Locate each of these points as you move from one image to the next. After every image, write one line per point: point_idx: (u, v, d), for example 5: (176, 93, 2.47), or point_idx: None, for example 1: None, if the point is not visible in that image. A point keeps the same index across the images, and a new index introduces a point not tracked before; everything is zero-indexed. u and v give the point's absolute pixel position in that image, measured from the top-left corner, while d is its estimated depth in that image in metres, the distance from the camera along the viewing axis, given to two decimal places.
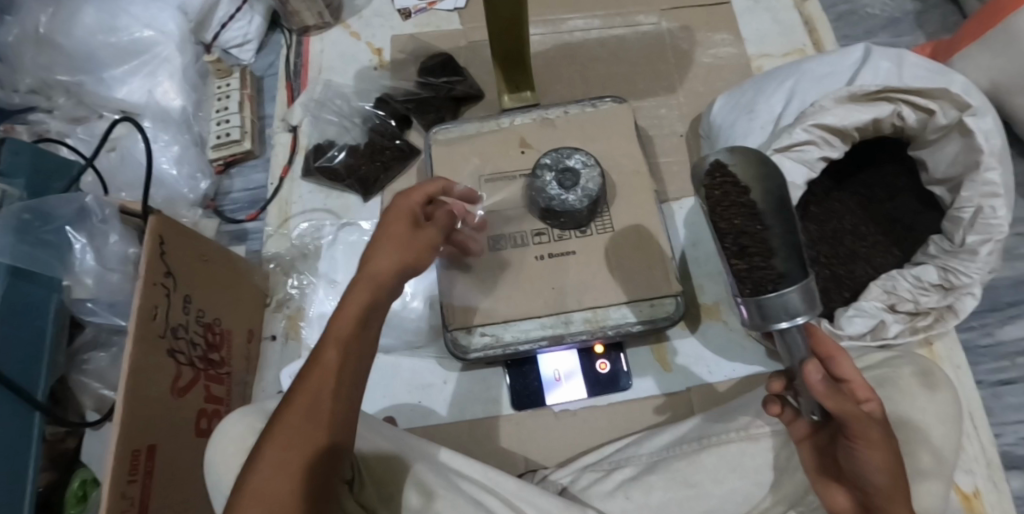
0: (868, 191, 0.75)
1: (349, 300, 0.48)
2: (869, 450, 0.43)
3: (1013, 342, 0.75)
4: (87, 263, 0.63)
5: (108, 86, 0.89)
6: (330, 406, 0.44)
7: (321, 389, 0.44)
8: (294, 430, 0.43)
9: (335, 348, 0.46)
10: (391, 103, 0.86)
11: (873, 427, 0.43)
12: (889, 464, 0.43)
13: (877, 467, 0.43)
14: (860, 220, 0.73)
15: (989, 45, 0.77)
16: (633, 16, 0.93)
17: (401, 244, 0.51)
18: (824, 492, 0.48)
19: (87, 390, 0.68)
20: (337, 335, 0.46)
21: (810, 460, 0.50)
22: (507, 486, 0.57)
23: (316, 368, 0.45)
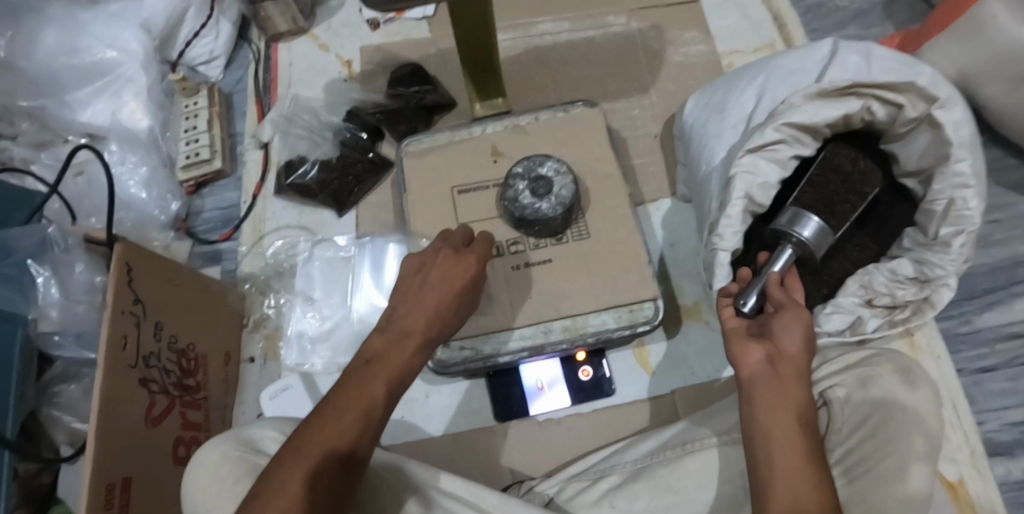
0: (846, 168, 0.70)
1: (400, 344, 0.49)
2: (793, 315, 0.50)
3: (991, 329, 0.76)
4: (52, 295, 0.62)
5: (72, 109, 0.87)
6: (363, 433, 0.44)
7: (357, 418, 0.45)
8: (325, 450, 0.43)
9: (383, 378, 0.47)
10: (359, 115, 0.84)
11: (799, 310, 0.51)
12: (804, 336, 0.49)
13: (799, 333, 0.49)
14: (845, 204, 0.68)
15: (955, 35, 0.77)
16: (603, 17, 0.93)
17: (451, 272, 0.53)
18: (740, 352, 0.50)
19: (59, 424, 0.67)
20: (387, 365, 0.47)
21: (754, 355, 0.49)
22: (489, 499, 0.54)
23: (359, 392, 0.46)
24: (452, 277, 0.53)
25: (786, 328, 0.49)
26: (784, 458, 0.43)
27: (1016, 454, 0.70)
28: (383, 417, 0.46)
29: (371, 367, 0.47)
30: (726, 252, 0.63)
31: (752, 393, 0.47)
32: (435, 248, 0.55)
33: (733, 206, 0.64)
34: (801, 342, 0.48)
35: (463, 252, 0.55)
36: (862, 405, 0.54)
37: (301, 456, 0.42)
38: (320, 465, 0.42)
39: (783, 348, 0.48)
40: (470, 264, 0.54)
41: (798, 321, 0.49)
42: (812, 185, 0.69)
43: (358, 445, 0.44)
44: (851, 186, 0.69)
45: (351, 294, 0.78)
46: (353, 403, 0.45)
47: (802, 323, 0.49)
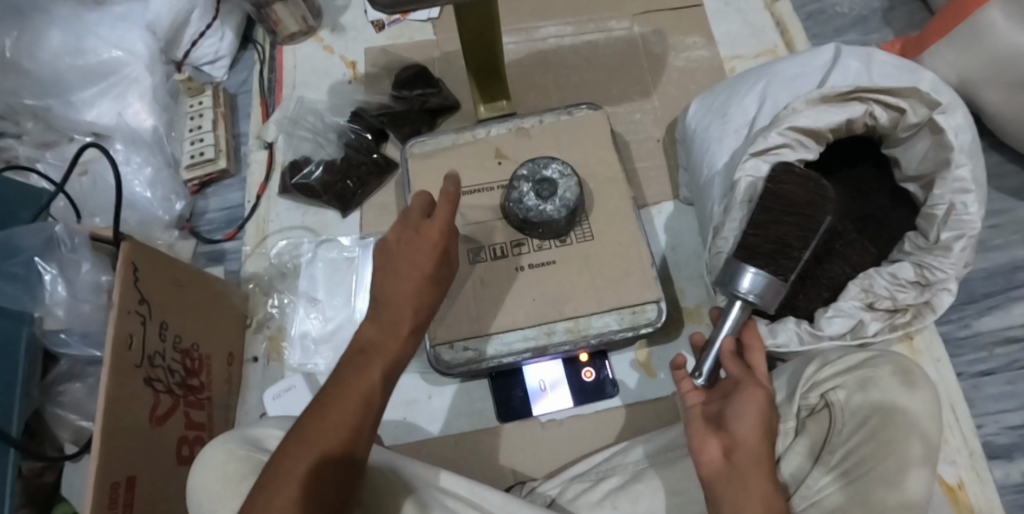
0: (795, 196, 0.59)
1: (390, 334, 0.47)
2: (749, 397, 0.49)
3: (990, 333, 0.76)
4: (59, 294, 0.62)
5: (76, 108, 0.87)
6: (362, 425, 0.45)
7: (357, 409, 0.45)
8: (324, 444, 0.43)
9: (379, 369, 0.46)
10: (365, 117, 0.86)
11: (756, 387, 0.49)
12: (762, 419, 0.48)
13: (754, 417, 0.48)
14: (798, 242, 0.57)
15: (954, 41, 0.78)
16: (605, 21, 0.93)
17: (423, 259, 0.48)
18: (698, 444, 0.49)
19: (64, 422, 0.67)
20: (383, 355, 0.47)
21: (714, 445, 0.48)
22: (492, 500, 0.54)
23: (358, 386, 0.45)
24: (426, 262, 0.48)
25: (740, 413, 0.48)
26: None
27: (1014, 457, 0.71)
28: (382, 405, 0.46)
29: (363, 359, 0.47)
30: None
31: (716, 489, 0.46)
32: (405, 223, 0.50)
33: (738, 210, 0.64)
34: (757, 429, 0.47)
35: (436, 222, 0.49)
36: (862, 408, 0.55)
37: (305, 450, 0.43)
38: (323, 461, 0.42)
39: (741, 434, 0.47)
40: (437, 244, 0.49)
41: (754, 407, 0.48)
42: (757, 226, 0.59)
43: (357, 439, 0.44)
44: (803, 211, 0.58)
45: (355, 295, 0.79)
46: (353, 396, 0.45)
47: (759, 403, 0.48)
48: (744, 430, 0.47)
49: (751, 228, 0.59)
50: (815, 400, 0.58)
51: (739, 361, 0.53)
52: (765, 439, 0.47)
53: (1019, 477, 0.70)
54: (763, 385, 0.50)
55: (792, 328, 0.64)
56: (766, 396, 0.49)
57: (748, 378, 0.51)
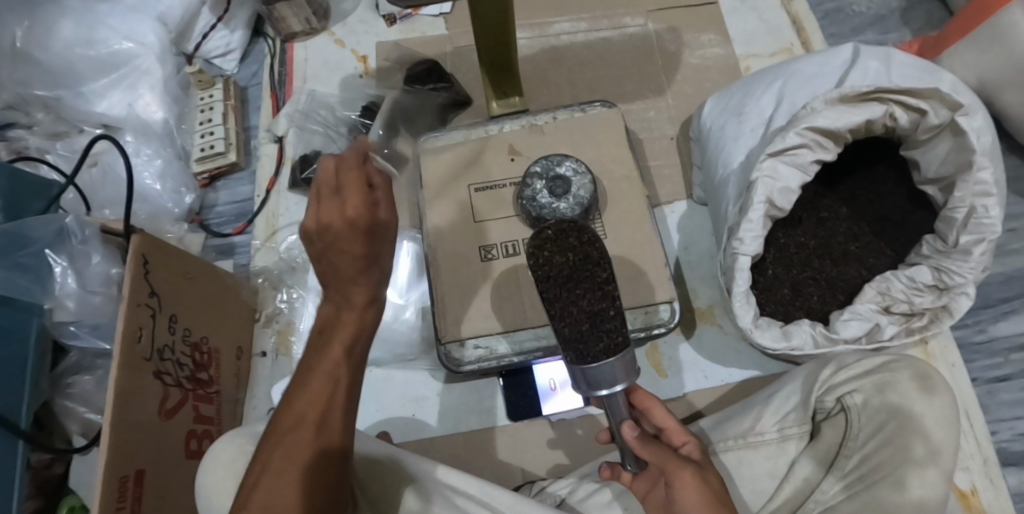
0: (559, 257, 0.42)
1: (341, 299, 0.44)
2: (680, 487, 0.45)
3: (1006, 338, 0.75)
4: (69, 286, 0.62)
5: (87, 99, 0.87)
6: (327, 408, 0.42)
7: (320, 393, 0.42)
8: (294, 439, 0.41)
9: (333, 345, 0.43)
10: (377, 112, 0.85)
11: (680, 470, 0.46)
12: (702, 499, 0.44)
13: (697, 504, 0.44)
14: (604, 305, 0.41)
15: (975, 42, 0.77)
16: (619, 18, 0.92)
17: (338, 223, 0.43)
18: None
19: (72, 414, 0.66)
20: (337, 335, 0.43)
21: None
22: (502, 499, 0.53)
23: (316, 372, 0.42)
24: (348, 226, 0.43)
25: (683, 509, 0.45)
26: None
27: None
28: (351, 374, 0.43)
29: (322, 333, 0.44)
30: (747, 257, 0.63)
31: None
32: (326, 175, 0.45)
33: (754, 210, 0.63)
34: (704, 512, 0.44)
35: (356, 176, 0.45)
36: (879, 411, 0.54)
37: (277, 451, 0.41)
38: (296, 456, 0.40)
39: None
40: (353, 205, 0.43)
41: (697, 500, 0.44)
42: (560, 316, 0.41)
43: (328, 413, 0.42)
44: (586, 271, 0.41)
45: None
46: (315, 385, 0.42)
47: (691, 485, 0.45)
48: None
49: (555, 319, 0.41)
50: (831, 403, 0.57)
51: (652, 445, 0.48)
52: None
53: None
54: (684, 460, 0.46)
55: (806, 331, 0.63)
56: (694, 474, 0.45)
57: (667, 461, 0.46)
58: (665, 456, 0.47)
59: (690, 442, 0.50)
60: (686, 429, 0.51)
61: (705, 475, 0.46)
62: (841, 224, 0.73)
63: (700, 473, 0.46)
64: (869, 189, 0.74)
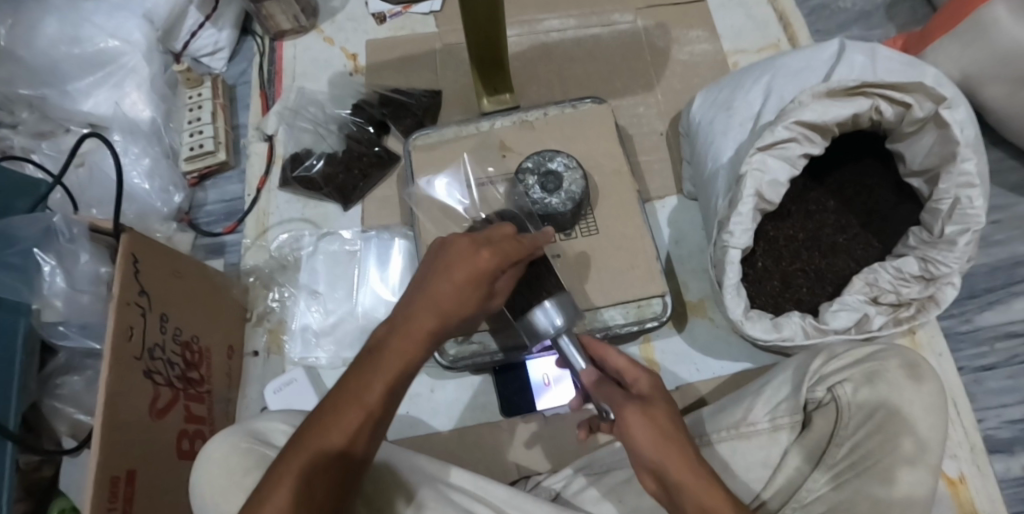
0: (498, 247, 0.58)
1: (406, 336, 0.44)
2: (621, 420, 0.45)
3: (992, 327, 0.76)
4: (57, 285, 0.61)
5: (72, 98, 0.86)
6: (357, 441, 0.41)
7: (355, 427, 0.41)
8: (314, 460, 0.40)
9: (383, 383, 0.42)
10: (367, 109, 0.85)
11: (620, 404, 0.45)
12: (640, 426, 0.43)
13: (637, 433, 0.43)
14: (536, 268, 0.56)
15: (959, 36, 0.78)
16: (608, 14, 0.93)
17: (465, 279, 0.45)
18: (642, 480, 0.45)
19: (62, 415, 0.66)
20: (390, 369, 0.43)
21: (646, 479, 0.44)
22: (499, 495, 0.54)
23: (356, 401, 0.42)
24: (464, 286, 0.45)
25: (629, 442, 0.44)
26: None
27: (1015, 451, 0.71)
28: (383, 420, 0.43)
29: (368, 364, 0.43)
30: (737, 250, 0.64)
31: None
32: (460, 236, 0.48)
33: (744, 203, 0.64)
34: (639, 437, 0.43)
35: (485, 247, 0.47)
36: (869, 402, 0.55)
37: (296, 464, 0.40)
38: (312, 477, 0.39)
39: (651, 463, 0.42)
40: (481, 267, 0.46)
41: (634, 433, 0.43)
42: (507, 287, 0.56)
43: (351, 451, 0.41)
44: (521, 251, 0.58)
45: (357, 288, 0.78)
46: (352, 416, 0.41)
47: (630, 416, 0.44)
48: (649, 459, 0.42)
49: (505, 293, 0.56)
50: (822, 394, 0.57)
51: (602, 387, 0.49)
52: (664, 444, 0.42)
53: (1020, 471, 0.70)
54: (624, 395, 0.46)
55: (797, 322, 0.64)
56: (631, 405, 0.45)
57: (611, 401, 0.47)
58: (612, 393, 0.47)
59: (643, 376, 0.48)
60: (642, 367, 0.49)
61: (646, 408, 0.44)
62: (827, 219, 0.74)
63: (641, 407, 0.44)
64: (855, 181, 0.75)
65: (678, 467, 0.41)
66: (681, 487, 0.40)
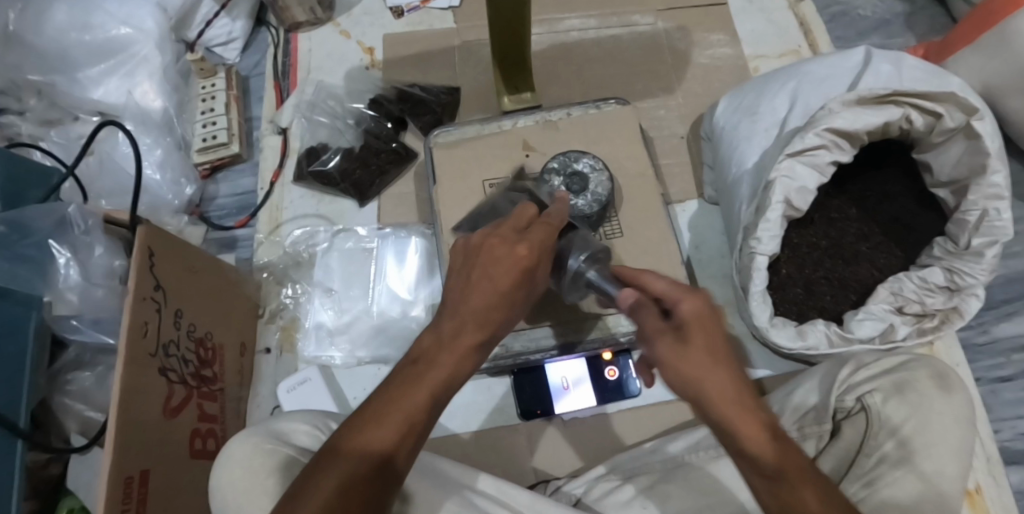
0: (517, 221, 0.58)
1: (450, 340, 0.41)
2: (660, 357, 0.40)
3: (1008, 339, 0.77)
4: (71, 278, 0.59)
5: (82, 86, 0.84)
6: (400, 448, 0.39)
7: (398, 432, 0.39)
8: (354, 466, 0.37)
9: (428, 387, 0.40)
10: (385, 105, 0.84)
11: (655, 339, 0.40)
12: (679, 367, 0.38)
13: (675, 374, 0.39)
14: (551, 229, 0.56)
15: (982, 48, 0.78)
16: (628, 16, 0.92)
17: (502, 277, 0.43)
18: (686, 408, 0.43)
19: (71, 412, 0.64)
20: (433, 372, 0.40)
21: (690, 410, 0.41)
22: (522, 499, 0.52)
23: (399, 403, 0.39)
24: (504, 285, 0.43)
25: (668, 377, 0.40)
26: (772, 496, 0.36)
27: None
28: (426, 425, 0.40)
29: (412, 367, 0.41)
30: (764, 256, 0.63)
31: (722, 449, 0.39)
32: (490, 231, 0.45)
33: (772, 210, 0.64)
34: (677, 376, 0.39)
35: (523, 240, 0.45)
36: (901, 412, 0.53)
37: (334, 470, 0.37)
38: (350, 484, 0.37)
39: (692, 403, 0.38)
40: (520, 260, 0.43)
41: (677, 373, 0.38)
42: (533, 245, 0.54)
43: (396, 453, 0.38)
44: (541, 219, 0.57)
45: (372, 285, 0.77)
46: (394, 420, 0.39)
47: (669, 353, 0.39)
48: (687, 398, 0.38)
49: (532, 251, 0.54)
50: (851, 403, 0.56)
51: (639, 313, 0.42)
52: (707, 387, 0.37)
53: None
54: (662, 330, 0.40)
55: (822, 330, 0.64)
56: (670, 342, 0.39)
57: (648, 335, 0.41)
58: (650, 324, 0.41)
59: (686, 299, 0.40)
60: (683, 287, 0.41)
61: (689, 345, 0.38)
62: (850, 228, 0.74)
63: (683, 344, 0.39)
64: (877, 190, 0.75)
65: (724, 412, 0.37)
66: (727, 430, 0.37)
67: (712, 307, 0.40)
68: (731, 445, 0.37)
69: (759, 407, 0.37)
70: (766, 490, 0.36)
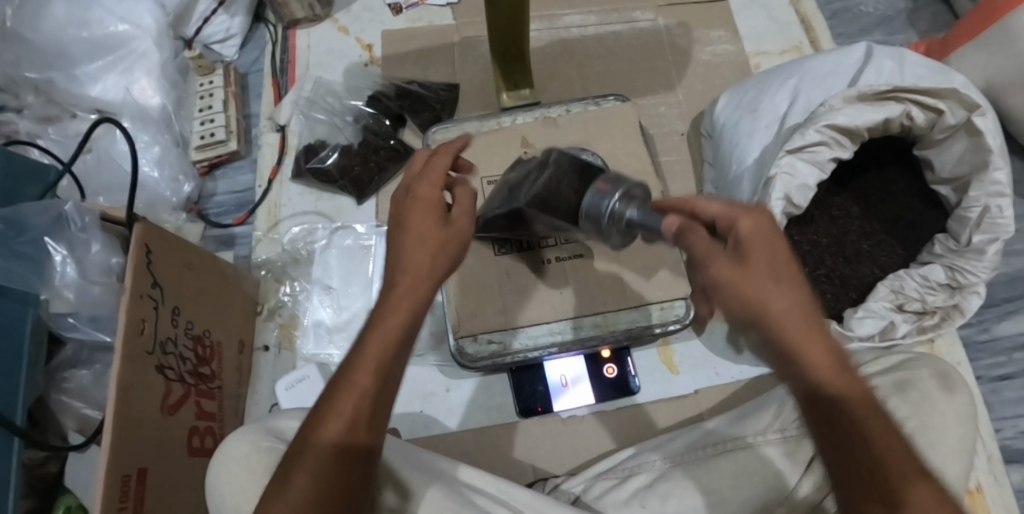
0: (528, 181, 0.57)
1: (387, 306, 0.41)
2: (717, 280, 0.40)
3: (1010, 337, 0.76)
4: (68, 276, 0.59)
5: (79, 83, 0.83)
6: (357, 423, 0.39)
7: (354, 410, 0.39)
8: (318, 451, 0.38)
9: (371, 358, 0.40)
10: (383, 102, 0.84)
11: (712, 260, 0.40)
12: (737, 287, 0.39)
13: (734, 297, 0.39)
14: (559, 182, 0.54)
15: (985, 43, 0.77)
16: (629, 12, 0.92)
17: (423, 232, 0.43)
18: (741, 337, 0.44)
19: (68, 410, 0.64)
20: (375, 344, 0.40)
21: (748, 337, 0.42)
22: (520, 497, 0.52)
23: (351, 381, 0.39)
24: (423, 238, 0.43)
25: (725, 301, 0.40)
26: (826, 414, 0.37)
27: None
28: (382, 393, 0.40)
29: (357, 343, 0.41)
30: None
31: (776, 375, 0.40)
32: (404, 189, 0.46)
33: (773, 207, 0.63)
34: (735, 295, 0.39)
35: (425, 185, 0.45)
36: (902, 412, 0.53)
37: (302, 461, 0.38)
38: (319, 470, 0.37)
39: (751, 324, 0.39)
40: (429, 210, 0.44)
41: (736, 293, 0.39)
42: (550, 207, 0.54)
43: (354, 429, 0.38)
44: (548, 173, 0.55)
45: (371, 283, 0.77)
46: (348, 398, 0.39)
47: (725, 273, 0.39)
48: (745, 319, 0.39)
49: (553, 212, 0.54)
50: None
51: (687, 241, 0.42)
52: (767, 305, 0.38)
53: None
54: (717, 252, 0.40)
55: None
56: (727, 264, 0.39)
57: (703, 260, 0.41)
58: (703, 247, 0.41)
59: (745, 218, 0.41)
60: (741, 207, 0.42)
61: (749, 263, 0.39)
62: (852, 225, 0.73)
63: (743, 264, 0.39)
64: (879, 187, 0.75)
65: (784, 327, 0.38)
66: (787, 345, 0.38)
67: (772, 226, 0.41)
68: (791, 362, 0.38)
69: (820, 326, 0.38)
70: (818, 406, 0.37)
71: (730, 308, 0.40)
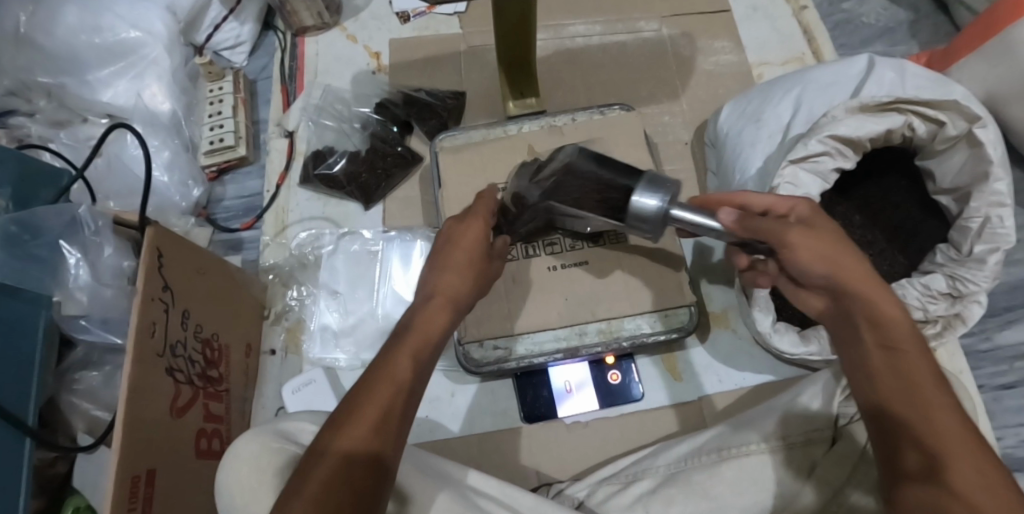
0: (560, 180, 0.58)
1: (423, 314, 0.45)
2: (793, 246, 0.47)
3: (1011, 346, 0.77)
4: (81, 279, 0.60)
5: (91, 88, 0.84)
6: (386, 426, 0.39)
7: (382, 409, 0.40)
8: (343, 451, 0.38)
9: (407, 357, 0.42)
10: (391, 109, 0.85)
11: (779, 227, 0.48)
12: (810, 245, 0.46)
13: (810, 257, 0.46)
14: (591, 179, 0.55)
15: (985, 55, 0.78)
16: (634, 22, 0.93)
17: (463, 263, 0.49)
18: (803, 305, 0.51)
19: (78, 411, 0.65)
20: (408, 349, 0.43)
21: (815, 302, 0.49)
22: (524, 501, 0.52)
23: (385, 378, 0.41)
24: (466, 265, 0.49)
25: (797, 262, 0.47)
26: (890, 356, 0.42)
27: None
28: (413, 395, 0.41)
29: (393, 345, 0.43)
30: None
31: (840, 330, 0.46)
32: (454, 224, 0.52)
33: None
34: (808, 251, 0.46)
35: (472, 220, 0.52)
36: None
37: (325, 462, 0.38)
38: (343, 470, 0.37)
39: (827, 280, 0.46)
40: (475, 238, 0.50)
41: (808, 252, 0.46)
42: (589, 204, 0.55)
43: (381, 429, 0.39)
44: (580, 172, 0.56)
45: (377, 287, 0.77)
46: (381, 396, 0.40)
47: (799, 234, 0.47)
48: (820, 275, 0.46)
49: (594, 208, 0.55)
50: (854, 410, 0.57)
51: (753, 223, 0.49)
52: (837, 261, 0.46)
53: None
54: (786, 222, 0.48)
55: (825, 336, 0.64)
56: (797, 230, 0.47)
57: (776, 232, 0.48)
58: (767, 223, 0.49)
59: (800, 204, 0.51)
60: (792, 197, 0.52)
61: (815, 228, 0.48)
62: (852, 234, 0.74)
63: (811, 229, 0.48)
64: (880, 196, 0.75)
65: (849, 280, 0.45)
66: (854, 295, 0.45)
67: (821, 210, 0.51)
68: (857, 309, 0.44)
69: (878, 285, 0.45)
70: (879, 336, 0.43)
71: (805, 268, 0.47)
